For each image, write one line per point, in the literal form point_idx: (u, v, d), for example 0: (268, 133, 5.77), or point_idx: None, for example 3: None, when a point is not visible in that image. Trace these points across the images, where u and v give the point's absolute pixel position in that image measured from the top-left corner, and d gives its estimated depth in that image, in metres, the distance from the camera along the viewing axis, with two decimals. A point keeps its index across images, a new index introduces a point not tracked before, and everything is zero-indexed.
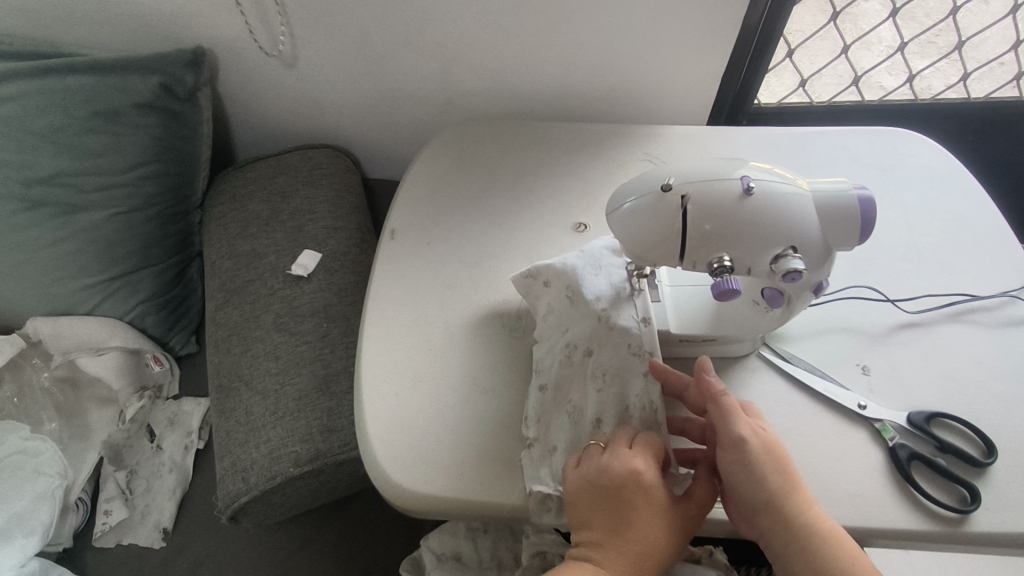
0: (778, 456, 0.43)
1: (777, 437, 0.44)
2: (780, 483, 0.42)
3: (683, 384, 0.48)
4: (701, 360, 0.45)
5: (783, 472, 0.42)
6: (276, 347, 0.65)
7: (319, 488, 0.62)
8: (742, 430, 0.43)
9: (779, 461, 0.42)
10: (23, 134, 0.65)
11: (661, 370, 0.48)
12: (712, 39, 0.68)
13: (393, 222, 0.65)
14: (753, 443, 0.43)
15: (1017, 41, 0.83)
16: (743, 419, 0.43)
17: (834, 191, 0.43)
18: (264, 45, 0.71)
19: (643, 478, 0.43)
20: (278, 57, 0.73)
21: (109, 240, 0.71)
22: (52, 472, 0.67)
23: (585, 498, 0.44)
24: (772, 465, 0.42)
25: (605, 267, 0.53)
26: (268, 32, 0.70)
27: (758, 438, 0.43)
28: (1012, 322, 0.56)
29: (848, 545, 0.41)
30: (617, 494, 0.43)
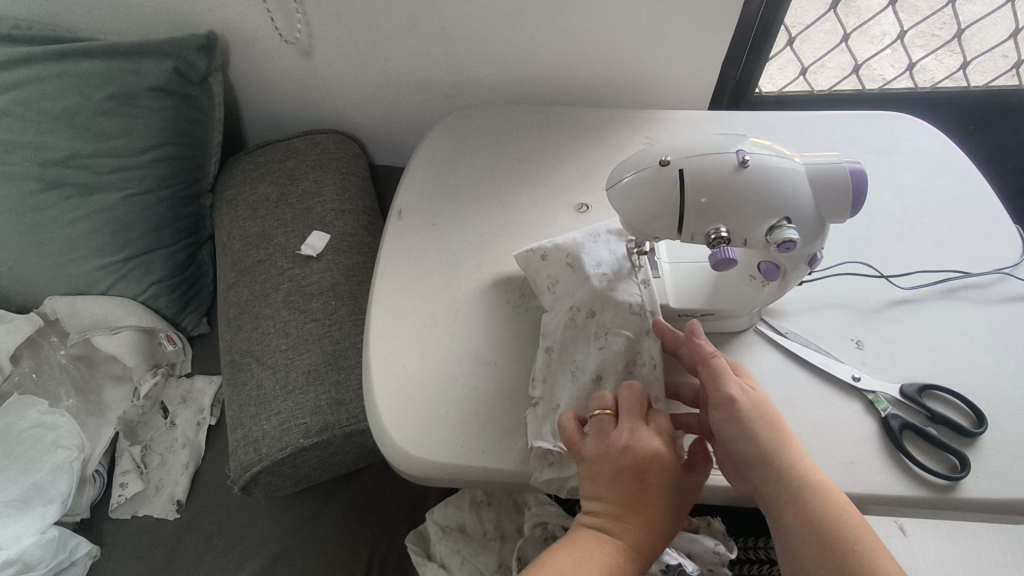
0: (768, 414, 0.45)
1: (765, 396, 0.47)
2: (771, 438, 0.44)
3: (679, 342, 0.48)
4: (692, 324, 0.48)
5: (774, 429, 0.45)
6: (286, 324, 0.67)
7: (328, 460, 0.64)
8: (733, 390, 0.45)
9: (769, 419, 0.45)
10: (40, 116, 0.67)
11: (661, 327, 0.49)
12: (713, 24, 0.69)
13: (399, 202, 0.66)
14: (744, 402, 0.45)
15: (1015, 29, 0.84)
16: (733, 379, 0.46)
17: (828, 164, 0.44)
18: (282, 31, 0.73)
19: (660, 455, 0.44)
20: (295, 45, 0.74)
21: (123, 221, 0.73)
22: (70, 444, 0.69)
23: (600, 471, 0.45)
24: (762, 422, 0.45)
25: (604, 243, 0.54)
26: (287, 17, 0.71)
27: (748, 397, 0.46)
28: (1003, 299, 0.57)
29: (838, 495, 0.43)
30: (636, 470, 0.44)
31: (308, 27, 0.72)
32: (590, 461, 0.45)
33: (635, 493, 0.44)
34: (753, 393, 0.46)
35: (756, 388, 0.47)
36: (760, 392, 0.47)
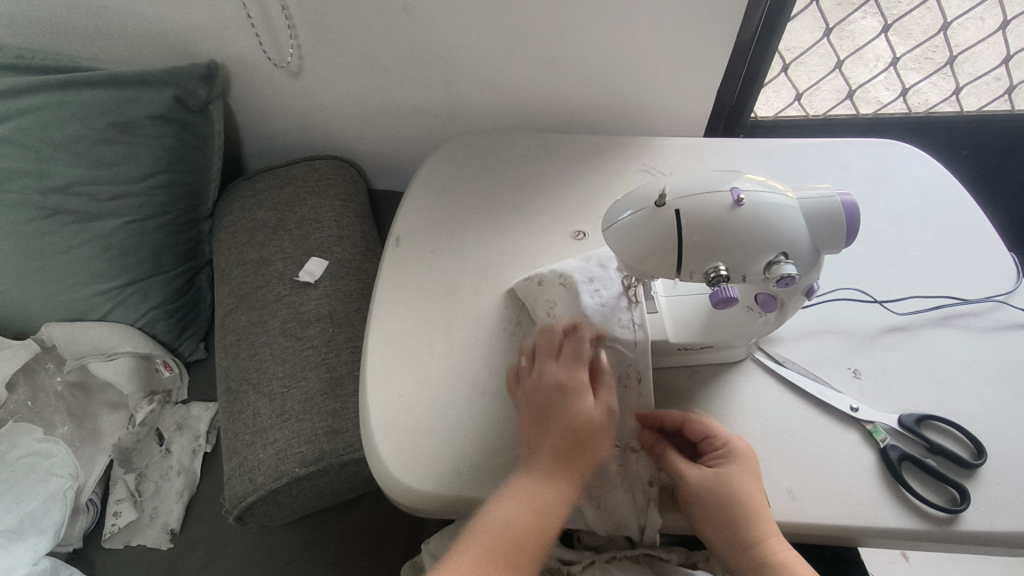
0: (734, 504, 0.46)
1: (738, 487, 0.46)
2: (736, 527, 0.46)
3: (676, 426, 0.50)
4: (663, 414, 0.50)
5: (740, 519, 0.46)
6: (282, 352, 0.67)
7: (324, 490, 0.63)
8: (694, 481, 0.47)
9: (737, 508, 0.46)
10: (41, 144, 0.68)
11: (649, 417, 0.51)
12: (708, 53, 0.70)
13: (397, 230, 0.67)
14: (705, 495, 0.47)
15: (1008, 55, 0.84)
16: (695, 474, 0.48)
17: (822, 199, 0.44)
18: (270, 54, 0.73)
19: (598, 430, 0.48)
20: (284, 67, 0.74)
21: (122, 248, 0.74)
22: (65, 472, 0.68)
23: (543, 433, 0.48)
24: (725, 513, 0.46)
25: (599, 281, 0.55)
26: (276, 46, 0.72)
27: (713, 488, 0.47)
28: (998, 327, 0.57)
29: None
30: (573, 440, 0.48)
31: (296, 56, 0.73)
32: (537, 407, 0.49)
33: (567, 463, 0.47)
34: (722, 483, 0.47)
35: (734, 476, 0.47)
36: (736, 482, 0.47)
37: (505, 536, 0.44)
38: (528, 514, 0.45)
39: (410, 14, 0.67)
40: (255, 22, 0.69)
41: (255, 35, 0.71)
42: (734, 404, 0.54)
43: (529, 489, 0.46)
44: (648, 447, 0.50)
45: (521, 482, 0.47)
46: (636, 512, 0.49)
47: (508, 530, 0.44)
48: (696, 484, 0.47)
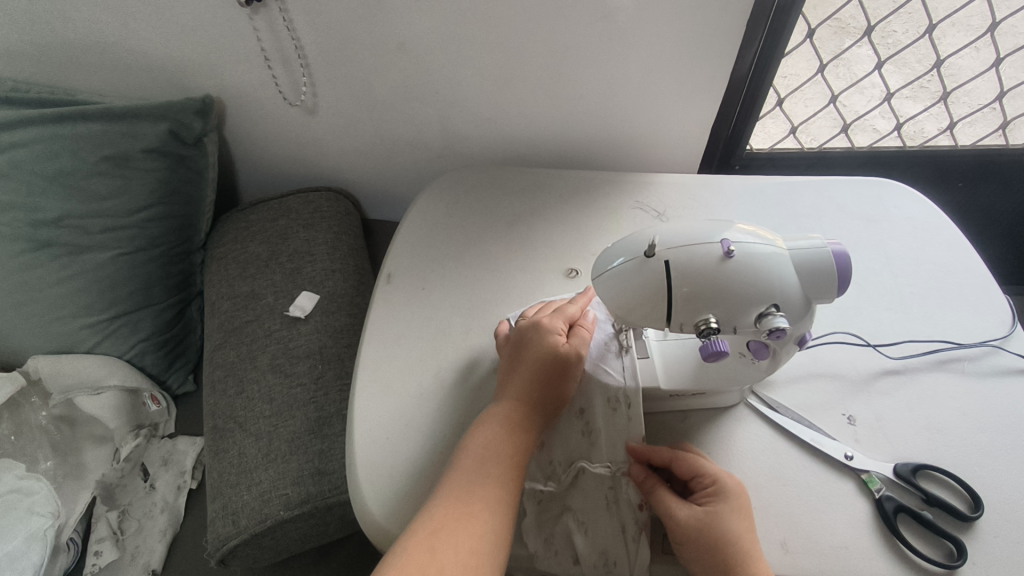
0: (727, 544, 0.44)
1: (732, 526, 0.44)
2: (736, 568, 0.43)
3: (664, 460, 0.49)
4: (648, 450, 0.49)
5: (734, 561, 0.43)
6: (270, 389, 0.66)
7: (309, 532, 0.62)
8: (684, 520, 0.45)
9: (735, 548, 0.44)
10: (33, 177, 0.68)
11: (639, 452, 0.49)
12: (702, 91, 0.70)
13: (389, 266, 0.66)
14: (697, 535, 0.44)
15: (1002, 91, 0.84)
16: (687, 511, 0.45)
17: (812, 249, 0.44)
18: (286, 93, 0.74)
19: (567, 369, 0.50)
20: (299, 105, 0.75)
21: (113, 280, 0.73)
22: (45, 511, 0.67)
23: (515, 373, 0.50)
24: (719, 555, 0.43)
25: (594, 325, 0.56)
26: (292, 84, 0.72)
27: (704, 529, 0.44)
28: (994, 372, 0.57)
29: None
30: (543, 377, 0.50)
31: (310, 89, 0.73)
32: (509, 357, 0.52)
33: (536, 397, 0.49)
34: (714, 522, 0.45)
35: (725, 515, 0.45)
36: (728, 521, 0.45)
37: (484, 456, 0.46)
38: (503, 438, 0.46)
39: (406, 51, 0.68)
40: (271, 59, 0.69)
41: (270, 71, 0.71)
42: (726, 452, 0.53)
43: (503, 417, 0.48)
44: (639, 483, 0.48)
45: (496, 413, 0.48)
46: (623, 537, 0.48)
47: (486, 452, 0.46)
48: (687, 523, 0.45)
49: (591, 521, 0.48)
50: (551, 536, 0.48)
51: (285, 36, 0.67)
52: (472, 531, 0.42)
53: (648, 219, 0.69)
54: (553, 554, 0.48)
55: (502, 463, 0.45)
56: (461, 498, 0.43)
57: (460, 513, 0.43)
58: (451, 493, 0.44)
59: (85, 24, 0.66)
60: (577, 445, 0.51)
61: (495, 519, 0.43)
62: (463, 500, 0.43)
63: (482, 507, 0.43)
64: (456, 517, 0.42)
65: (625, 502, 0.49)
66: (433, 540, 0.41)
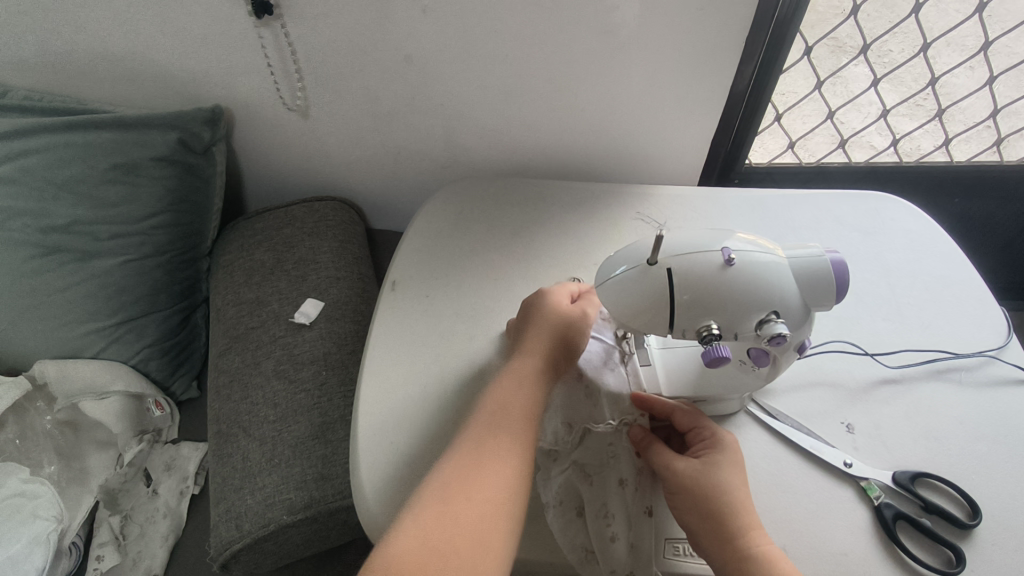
0: (717, 491, 0.46)
1: (725, 476, 0.47)
2: (722, 515, 0.45)
3: (670, 410, 0.52)
4: (652, 401, 0.52)
5: (724, 508, 0.45)
6: (274, 395, 0.67)
7: (311, 537, 0.62)
8: (681, 469, 0.47)
9: (725, 497, 0.45)
10: (44, 184, 0.69)
11: (647, 401, 0.52)
12: (702, 105, 0.71)
13: (394, 273, 0.67)
14: (690, 482, 0.47)
15: (996, 108, 0.86)
16: (683, 460, 0.48)
17: (810, 258, 0.45)
18: (285, 97, 0.74)
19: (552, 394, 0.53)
20: (298, 110, 0.76)
21: (120, 287, 0.74)
22: (49, 515, 0.66)
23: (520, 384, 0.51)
24: (709, 502, 0.45)
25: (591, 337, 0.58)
26: (291, 88, 0.73)
27: (700, 476, 0.47)
28: (991, 382, 0.58)
29: (786, 566, 0.43)
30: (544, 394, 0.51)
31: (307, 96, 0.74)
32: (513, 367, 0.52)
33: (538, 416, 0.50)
34: (708, 471, 0.47)
35: (719, 465, 0.47)
36: (723, 471, 0.47)
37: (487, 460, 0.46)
38: (508, 447, 0.47)
39: (413, 64, 0.69)
40: (273, 67, 0.70)
41: (272, 77, 0.72)
42: None
43: (509, 423, 0.48)
44: (637, 441, 0.51)
45: (501, 420, 0.48)
46: (622, 491, 0.50)
47: (489, 455, 0.46)
48: (684, 472, 0.47)
49: (596, 474, 0.51)
50: (559, 488, 0.51)
51: (280, 45, 0.68)
52: (479, 535, 0.42)
53: (648, 229, 0.70)
54: (558, 505, 0.50)
55: (509, 470, 0.45)
56: (462, 496, 0.43)
57: (462, 511, 0.43)
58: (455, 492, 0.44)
59: (99, 35, 0.68)
60: (585, 407, 0.54)
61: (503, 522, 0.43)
62: (465, 499, 0.43)
63: (488, 510, 0.43)
64: (461, 515, 0.42)
65: (623, 457, 0.52)
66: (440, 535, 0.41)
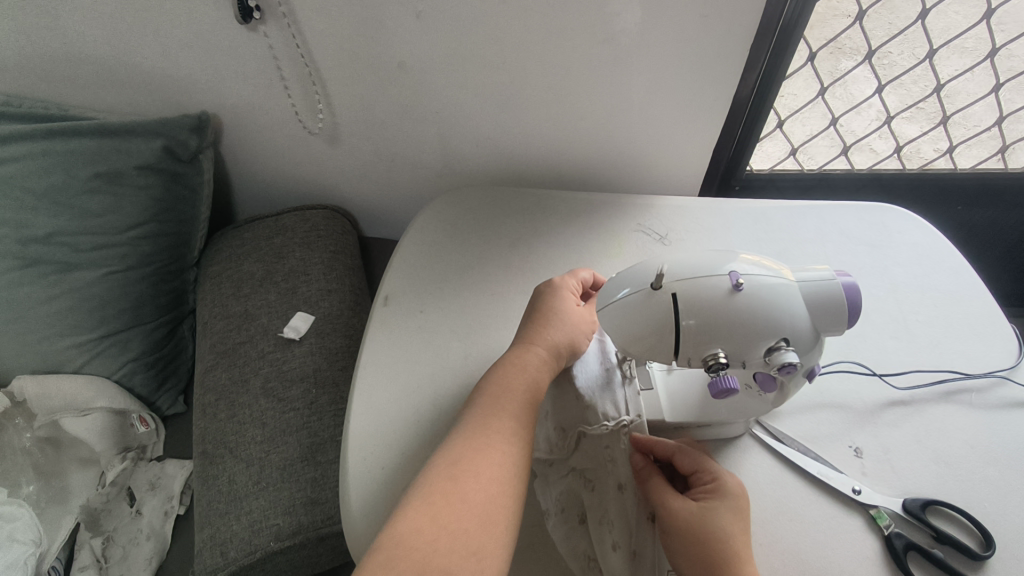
0: (712, 538, 0.43)
1: (726, 526, 0.44)
2: (717, 566, 0.42)
3: (670, 451, 0.49)
4: (649, 442, 0.49)
5: (718, 558, 0.42)
6: (262, 414, 0.64)
7: (300, 564, 0.60)
8: (678, 512, 0.45)
9: (724, 548, 0.43)
10: (23, 193, 0.66)
11: (648, 443, 0.49)
12: (703, 114, 0.69)
13: (386, 288, 0.65)
14: (686, 528, 0.44)
15: (1002, 116, 0.84)
16: (681, 501, 0.45)
17: (821, 281, 0.43)
18: (306, 122, 0.74)
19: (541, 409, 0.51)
20: (318, 134, 0.76)
21: (102, 299, 0.72)
22: (27, 539, 0.64)
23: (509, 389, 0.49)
24: (706, 551, 0.43)
25: (590, 359, 0.56)
26: (310, 109, 0.72)
27: (697, 522, 0.44)
28: (1002, 404, 0.56)
29: None
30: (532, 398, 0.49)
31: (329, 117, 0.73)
32: (505, 372, 0.50)
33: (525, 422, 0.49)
34: (705, 516, 0.44)
35: (718, 512, 0.44)
36: (722, 518, 0.44)
37: (472, 471, 0.43)
38: (497, 459, 0.44)
39: (405, 70, 0.67)
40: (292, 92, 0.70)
41: (289, 99, 0.71)
42: None
43: (501, 437, 0.46)
44: (637, 469, 0.48)
45: (494, 432, 0.46)
46: (620, 496, 0.48)
47: (476, 467, 0.43)
48: (680, 516, 0.45)
49: (596, 478, 0.50)
50: (559, 495, 0.50)
51: (266, 50, 0.65)
52: (463, 546, 0.39)
53: (650, 243, 0.68)
54: (559, 512, 0.49)
55: (496, 480, 0.43)
56: (443, 505, 0.41)
57: (441, 519, 0.40)
58: (435, 501, 0.41)
59: (79, 39, 0.65)
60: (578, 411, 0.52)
61: (488, 537, 0.40)
62: (449, 510, 0.41)
63: (473, 523, 0.40)
64: (443, 527, 0.40)
65: (620, 460, 0.50)
66: (421, 548, 0.38)
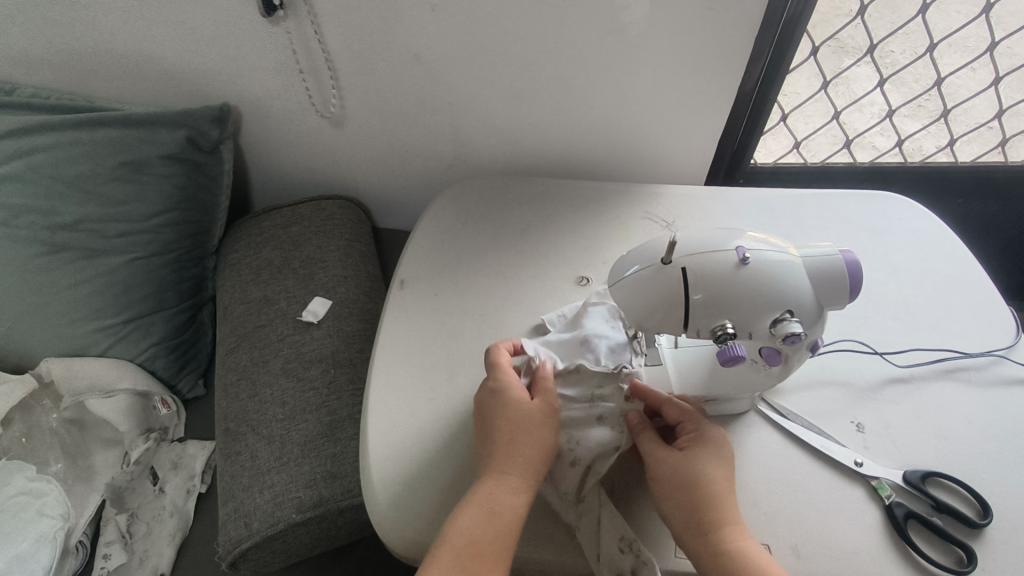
0: (698, 486, 0.46)
1: (708, 474, 0.47)
2: (700, 511, 0.45)
3: (661, 401, 0.51)
4: (642, 389, 0.52)
5: (700, 502, 0.46)
6: (283, 393, 0.67)
7: (320, 536, 0.62)
8: (663, 462, 0.48)
9: (706, 493, 0.46)
10: (52, 181, 0.69)
11: (641, 390, 0.52)
12: (709, 105, 0.71)
13: (402, 272, 0.67)
14: (671, 477, 0.47)
15: (1002, 109, 0.86)
16: (665, 452, 0.48)
17: (824, 257, 0.45)
18: (317, 102, 0.75)
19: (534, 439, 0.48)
20: (328, 116, 0.77)
21: (127, 284, 0.74)
22: (56, 513, 0.66)
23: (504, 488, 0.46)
24: (688, 496, 0.46)
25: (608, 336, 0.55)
26: (321, 92, 0.74)
27: (681, 470, 0.47)
28: (1000, 382, 0.58)
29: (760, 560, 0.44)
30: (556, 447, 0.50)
31: (339, 101, 0.75)
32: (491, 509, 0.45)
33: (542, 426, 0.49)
34: (688, 464, 0.47)
35: (701, 459, 0.47)
36: (705, 466, 0.47)
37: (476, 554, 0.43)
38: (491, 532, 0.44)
39: (420, 63, 0.69)
40: (305, 72, 0.71)
41: (302, 82, 0.72)
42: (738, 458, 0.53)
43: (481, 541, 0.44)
44: (631, 425, 0.50)
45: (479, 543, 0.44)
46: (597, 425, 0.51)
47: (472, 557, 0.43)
48: (665, 464, 0.48)
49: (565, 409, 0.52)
50: None
51: (286, 44, 0.68)
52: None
53: (657, 229, 0.70)
54: None
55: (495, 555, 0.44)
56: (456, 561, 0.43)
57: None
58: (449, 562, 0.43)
59: (107, 34, 0.68)
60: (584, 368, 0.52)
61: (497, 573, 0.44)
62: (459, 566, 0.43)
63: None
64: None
65: (609, 395, 0.52)
66: None
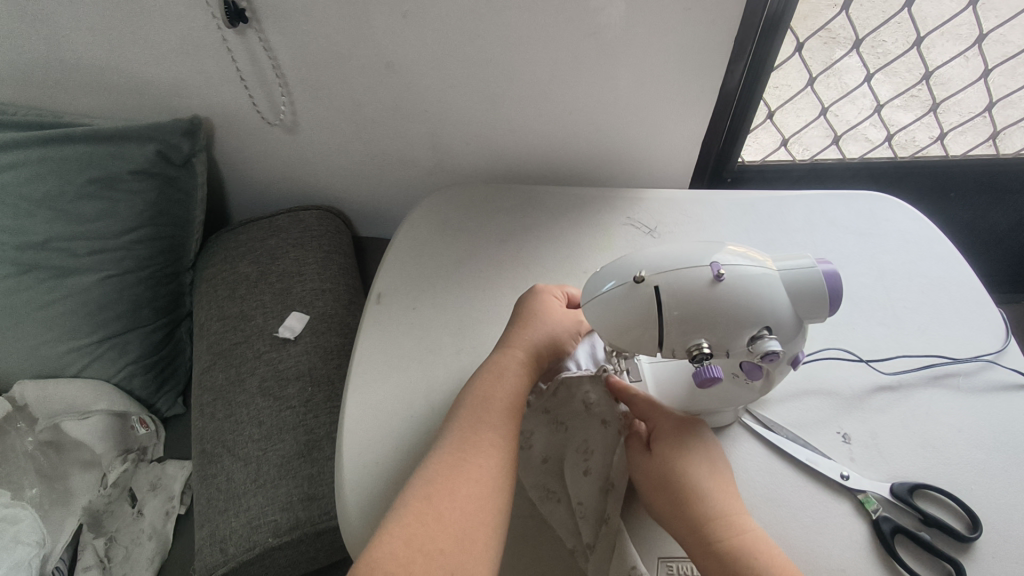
0: (690, 486, 0.46)
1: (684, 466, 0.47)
2: (684, 506, 0.46)
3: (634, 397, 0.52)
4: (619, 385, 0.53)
5: (681, 497, 0.46)
6: (259, 413, 0.66)
7: (299, 558, 0.61)
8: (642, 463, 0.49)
9: (686, 487, 0.46)
10: (20, 201, 0.67)
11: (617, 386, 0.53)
12: (692, 106, 0.70)
13: (380, 285, 0.66)
14: (653, 477, 0.48)
15: (992, 102, 0.84)
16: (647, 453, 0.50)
17: (803, 269, 0.43)
18: (264, 113, 0.74)
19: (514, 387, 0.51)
20: (279, 125, 0.75)
21: (100, 303, 0.73)
22: (31, 540, 0.65)
23: (503, 381, 0.51)
24: (670, 492, 0.47)
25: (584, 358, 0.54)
26: (270, 102, 0.72)
27: (659, 468, 0.48)
28: (989, 387, 0.56)
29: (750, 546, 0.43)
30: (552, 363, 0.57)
31: (289, 108, 0.73)
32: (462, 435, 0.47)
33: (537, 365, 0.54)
34: (666, 462, 0.48)
35: (673, 453, 0.48)
36: (680, 460, 0.48)
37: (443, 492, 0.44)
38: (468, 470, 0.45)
39: (394, 70, 0.67)
40: (249, 81, 0.70)
41: (247, 92, 0.71)
42: None
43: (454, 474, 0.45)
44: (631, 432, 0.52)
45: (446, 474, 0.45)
46: (604, 430, 0.53)
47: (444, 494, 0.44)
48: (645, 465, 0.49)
49: (570, 420, 0.53)
50: (545, 445, 0.53)
51: (255, 53, 0.66)
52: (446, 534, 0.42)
53: (639, 236, 0.69)
54: (545, 461, 0.52)
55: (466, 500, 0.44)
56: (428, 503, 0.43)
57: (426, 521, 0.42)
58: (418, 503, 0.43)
59: (71, 47, 0.66)
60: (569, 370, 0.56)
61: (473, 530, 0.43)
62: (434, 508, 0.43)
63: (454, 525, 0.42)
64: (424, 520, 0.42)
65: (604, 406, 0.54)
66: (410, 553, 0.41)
